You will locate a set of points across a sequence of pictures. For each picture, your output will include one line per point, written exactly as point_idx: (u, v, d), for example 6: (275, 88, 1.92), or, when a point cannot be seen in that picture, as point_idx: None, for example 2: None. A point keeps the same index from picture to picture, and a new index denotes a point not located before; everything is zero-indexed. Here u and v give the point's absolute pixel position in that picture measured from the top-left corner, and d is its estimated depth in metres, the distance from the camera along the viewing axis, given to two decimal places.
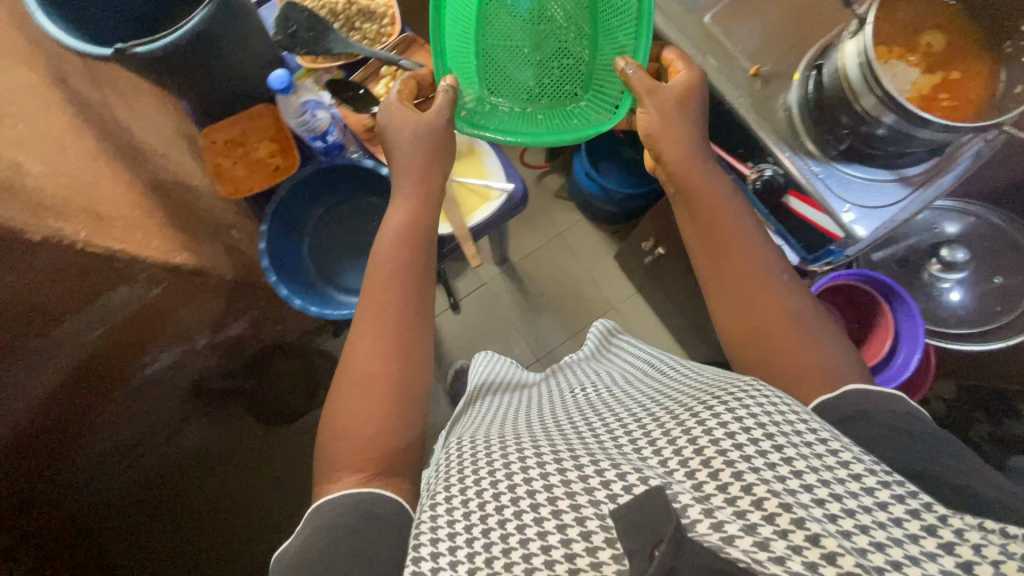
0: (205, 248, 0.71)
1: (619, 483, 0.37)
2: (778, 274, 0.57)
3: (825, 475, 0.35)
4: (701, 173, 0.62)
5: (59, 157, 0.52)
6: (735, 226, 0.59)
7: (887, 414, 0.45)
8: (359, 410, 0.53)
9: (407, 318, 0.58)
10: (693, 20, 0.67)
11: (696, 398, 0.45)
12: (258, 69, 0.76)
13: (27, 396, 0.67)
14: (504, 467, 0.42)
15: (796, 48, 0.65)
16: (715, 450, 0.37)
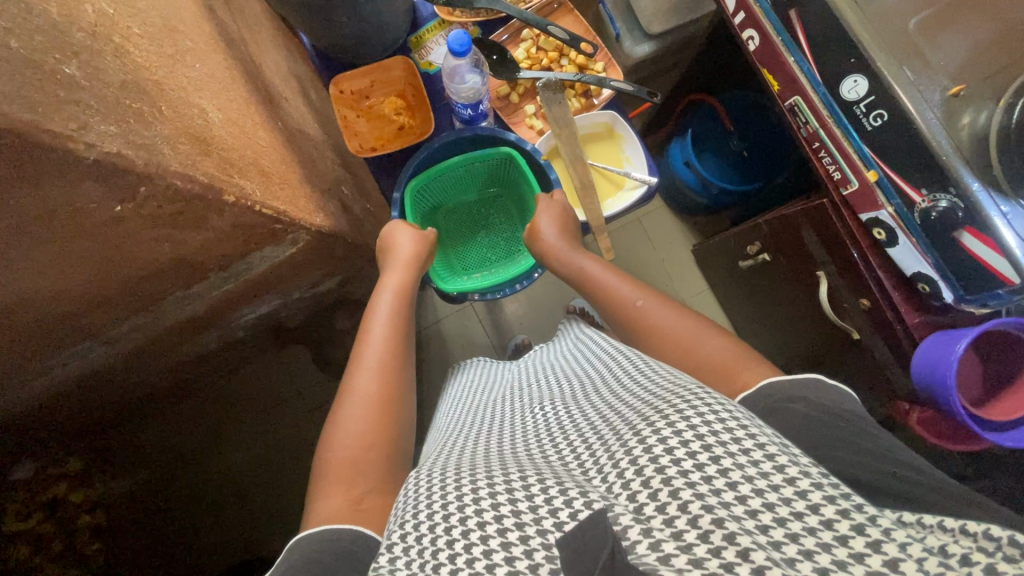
0: (331, 206, 0.67)
1: (565, 510, 0.36)
2: (711, 337, 0.58)
3: (759, 484, 0.35)
4: (641, 309, 0.63)
5: (227, 102, 0.48)
6: (669, 325, 0.60)
7: (821, 398, 0.48)
8: (344, 428, 0.55)
9: (389, 343, 0.63)
10: (897, 26, 0.62)
11: (641, 408, 0.43)
12: (398, 17, 0.70)
13: (140, 339, 0.64)
14: (456, 500, 0.39)
15: (1002, 73, 0.60)
16: (652, 466, 0.37)
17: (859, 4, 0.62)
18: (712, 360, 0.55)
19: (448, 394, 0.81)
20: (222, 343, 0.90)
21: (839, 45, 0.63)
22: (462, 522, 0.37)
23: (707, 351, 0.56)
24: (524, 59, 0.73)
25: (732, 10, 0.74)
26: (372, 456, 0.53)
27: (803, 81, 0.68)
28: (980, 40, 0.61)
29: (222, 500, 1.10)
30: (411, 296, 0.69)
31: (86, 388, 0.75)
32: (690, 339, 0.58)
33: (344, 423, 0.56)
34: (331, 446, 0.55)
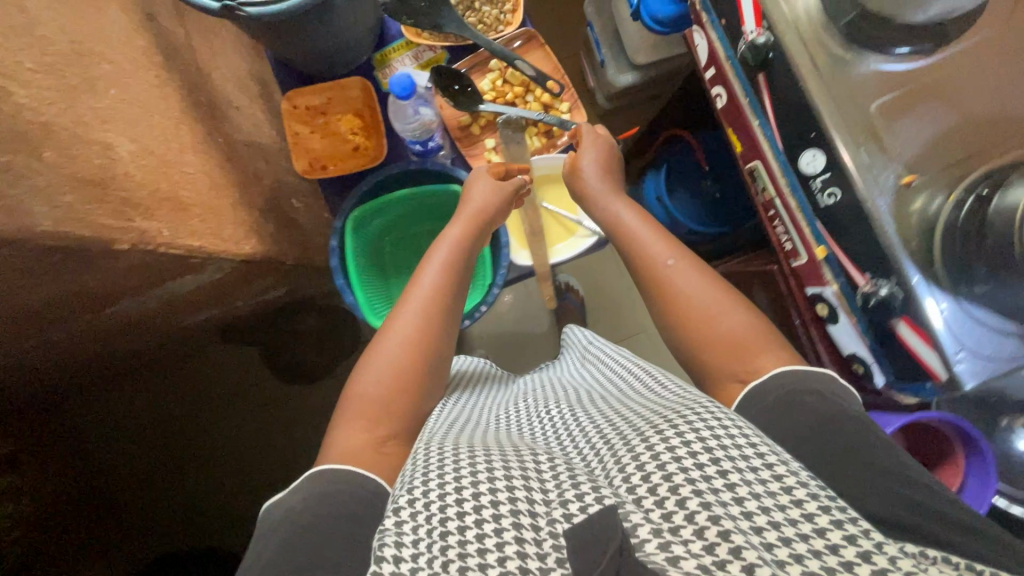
0: (270, 227, 0.65)
1: (575, 502, 0.34)
2: (737, 315, 0.56)
3: (765, 501, 0.33)
4: (680, 278, 0.60)
5: (149, 128, 0.46)
6: (692, 296, 0.59)
7: (840, 397, 0.47)
8: (373, 371, 0.55)
9: (436, 301, 0.60)
10: (859, 107, 0.60)
11: (650, 415, 0.42)
12: (360, 35, 0.67)
13: (56, 343, 0.62)
14: (470, 474, 0.37)
15: (958, 166, 0.58)
16: (660, 471, 0.35)
17: (823, 78, 0.60)
18: (731, 336, 0.55)
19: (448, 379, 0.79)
20: (160, 340, 0.88)
21: (801, 118, 0.62)
22: (474, 498, 0.35)
23: (728, 327, 0.56)
24: (489, 90, 0.71)
25: (703, 62, 0.72)
26: (399, 402, 0.54)
27: (766, 147, 0.67)
28: (942, 124, 0.58)
29: (156, 490, 1.09)
30: (467, 250, 0.63)
31: (15, 380, 0.74)
32: (708, 313, 0.58)
33: (370, 375, 0.55)
34: (352, 402, 0.53)
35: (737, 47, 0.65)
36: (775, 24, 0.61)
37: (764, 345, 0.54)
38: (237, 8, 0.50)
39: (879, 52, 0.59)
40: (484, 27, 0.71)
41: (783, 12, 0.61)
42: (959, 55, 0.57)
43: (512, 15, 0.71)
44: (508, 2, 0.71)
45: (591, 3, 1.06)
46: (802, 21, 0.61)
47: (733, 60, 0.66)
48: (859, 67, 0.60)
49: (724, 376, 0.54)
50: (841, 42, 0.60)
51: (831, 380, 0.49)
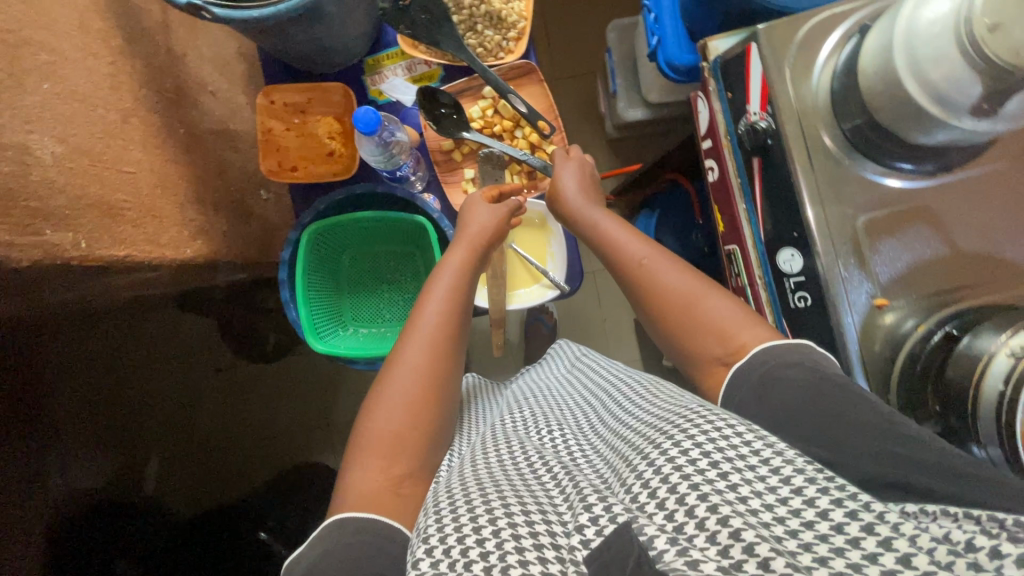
0: (223, 226, 0.62)
1: (590, 527, 0.34)
2: (718, 301, 0.54)
3: (767, 497, 0.34)
4: (664, 275, 0.57)
5: (81, 124, 0.44)
6: (676, 284, 0.56)
7: (817, 365, 0.46)
8: (380, 411, 0.51)
9: (447, 317, 0.57)
10: (847, 215, 0.57)
11: (644, 432, 0.43)
12: (349, 39, 0.64)
13: None
14: (486, 512, 0.37)
15: (935, 296, 0.56)
16: (665, 488, 0.36)
17: (817, 174, 0.57)
18: (716, 320, 0.53)
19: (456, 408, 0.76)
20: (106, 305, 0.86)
21: (788, 214, 0.59)
22: (494, 535, 0.35)
23: (716, 313, 0.53)
24: (477, 119, 0.68)
25: (702, 131, 0.69)
26: (416, 433, 0.51)
27: (748, 232, 0.64)
28: (926, 250, 0.56)
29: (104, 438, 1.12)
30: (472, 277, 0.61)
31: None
32: (689, 296, 0.55)
33: (379, 415, 0.51)
34: (363, 459, 0.49)
35: (738, 124, 0.62)
36: (779, 111, 0.58)
37: (744, 322, 0.52)
38: (202, 9, 0.46)
39: (875, 160, 0.57)
40: (485, 50, 0.68)
41: (790, 99, 0.58)
42: (950, 185, 0.56)
43: (514, 43, 0.68)
44: (513, 29, 0.68)
45: (614, 29, 1.01)
46: (809, 112, 0.58)
47: (732, 137, 0.64)
48: (855, 173, 0.57)
49: (708, 360, 0.53)
50: (841, 144, 0.58)
51: (804, 351, 0.47)
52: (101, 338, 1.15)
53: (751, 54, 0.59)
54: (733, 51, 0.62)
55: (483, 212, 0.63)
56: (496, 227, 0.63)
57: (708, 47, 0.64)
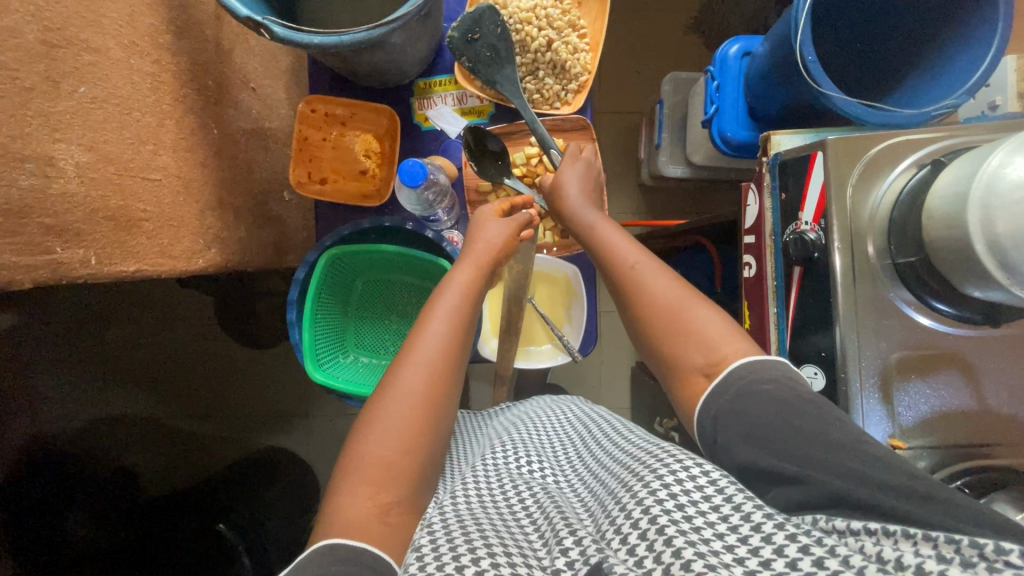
0: (240, 232, 0.59)
1: (566, 571, 0.34)
2: (706, 314, 0.49)
3: (728, 539, 0.34)
4: (656, 281, 0.53)
5: (114, 128, 0.41)
6: (664, 292, 0.52)
7: (789, 385, 0.44)
8: (373, 432, 0.47)
9: (450, 341, 0.52)
10: (880, 348, 0.55)
11: (622, 473, 0.43)
12: (404, 63, 0.61)
13: None
14: (469, 550, 0.35)
15: (954, 443, 0.55)
16: (637, 535, 0.36)
17: (857, 296, 0.56)
18: (698, 332, 0.48)
19: None
20: None
21: (819, 331, 0.57)
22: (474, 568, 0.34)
23: (701, 325, 0.49)
24: (520, 165, 0.66)
25: (747, 224, 0.67)
26: (410, 462, 0.47)
27: (774, 338, 0.63)
28: (952, 396, 0.55)
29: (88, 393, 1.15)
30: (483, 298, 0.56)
31: None
32: (676, 304, 0.51)
33: (374, 433, 0.47)
34: (340, 486, 0.46)
35: (786, 230, 0.60)
36: (832, 227, 0.56)
37: (725, 337, 0.48)
38: (262, 26, 0.44)
39: (918, 298, 0.55)
40: (541, 96, 0.65)
41: (844, 215, 0.56)
42: (984, 338, 0.55)
43: (573, 96, 0.66)
44: (574, 81, 0.65)
45: (669, 80, 0.99)
46: (863, 232, 0.56)
47: (776, 240, 0.62)
48: (894, 305, 0.56)
49: (685, 369, 0.48)
50: (888, 274, 0.56)
51: (781, 374, 0.44)
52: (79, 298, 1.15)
53: (815, 161, 0.57)
54: (795, 152, 0.59)
55: (491, 229, 0.59)
56: (507, 245, 0.59)
57: (771, 139, 0.62)
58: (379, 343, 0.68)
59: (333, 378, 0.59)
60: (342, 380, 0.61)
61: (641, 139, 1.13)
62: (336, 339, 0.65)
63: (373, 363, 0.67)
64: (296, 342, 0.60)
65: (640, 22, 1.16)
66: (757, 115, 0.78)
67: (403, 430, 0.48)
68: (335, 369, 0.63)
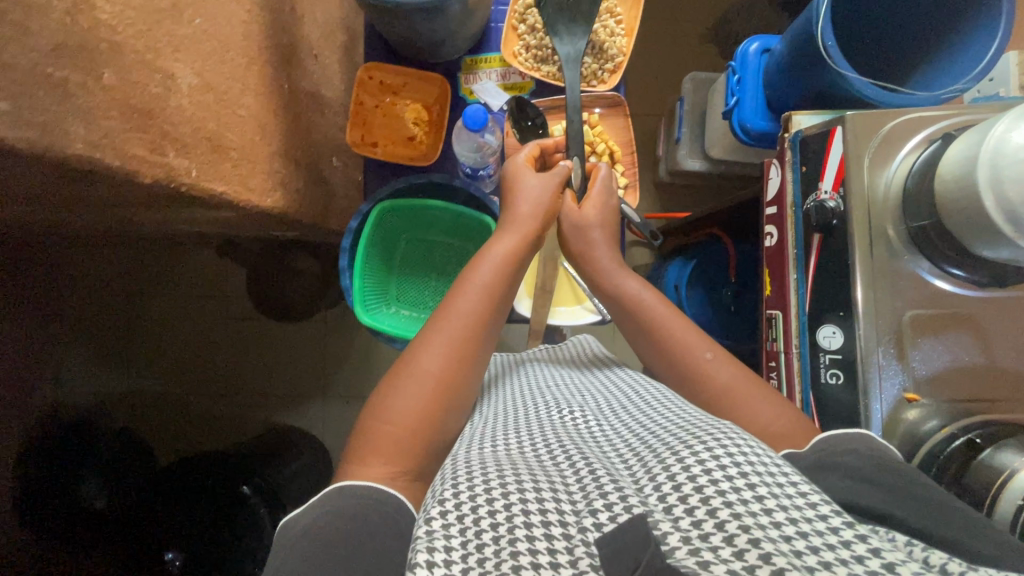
0: (299, 183, 0.64)
1: (604, 513, 0.36)
2: (771, 407, 0.50)
3: (794, 516, 0.33)
4: (722, 373, 0.54)
5: (216, 62, 0.46)
6: (729, 382, 0.53)
7: (872, 456, 0.44)
8: (412, 392, 0.50)
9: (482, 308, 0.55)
10: (897, 308, 0.59)
11: (675, 437, 0.42)
12: (458, 37, 0.67)
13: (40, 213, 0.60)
14: (501, 488, 0.38)
15: (964, 401, 0.59)
16: (692, 490, 0.35)
17: (874, 261, 0.60)
18: (764, 426, 0.49)
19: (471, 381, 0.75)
20: (142, 233, 0.85)
21: (839, 293, 0.61)
22: (505, 506, 0.37)
23: (762, 414, 0.50)
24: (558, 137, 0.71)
25: (769, 198, 0.71)
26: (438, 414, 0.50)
27: (792, 303, 0.67)
28: (963, 355, 0.59)
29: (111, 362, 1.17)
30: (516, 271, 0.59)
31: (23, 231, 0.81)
32: (744, 398, 0.51)
33: (408, 382, 0.50)
34: (383, 416, 0.49)
35: (806, 200, 0.65)
36: (850, 194, 0.60)
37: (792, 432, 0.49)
38: None
39: (933, 264, 0.59)
40: (579, 74, 0.71)
41: (861, 185, 0.61)
42: (994, 301, 0.59)
43: (608, 76, 0.71)
44: (611, 62, 0.70)
45: (690, 80, 1.05)
46: (880, 202, 0.61)
47: (797, 211, 0.66)
48: (910, 270, 0.60)
49: None
50: (903, 241, 0.60)
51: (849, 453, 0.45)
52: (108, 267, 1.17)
53: (835, 136, 0.62)
54: (815, 129, 0.64)
55: (530, 182, 0.62)
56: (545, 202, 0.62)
57: (791, 119, 0.68)
58: (417, 297, 0.73)
59: (380, 323, 0.63)
60: (388, 326, 0.65)
61: (660, 135, 1.18)
62: (379, 290, 0.69)
63: (413, 314, 0.71)
64: (345, 287, 0.64)
65: (661, 28, 1.23)
66: (775, 106, 0.84)
67: (436, 386, 0.51)
68: (380, 317, 0.67)
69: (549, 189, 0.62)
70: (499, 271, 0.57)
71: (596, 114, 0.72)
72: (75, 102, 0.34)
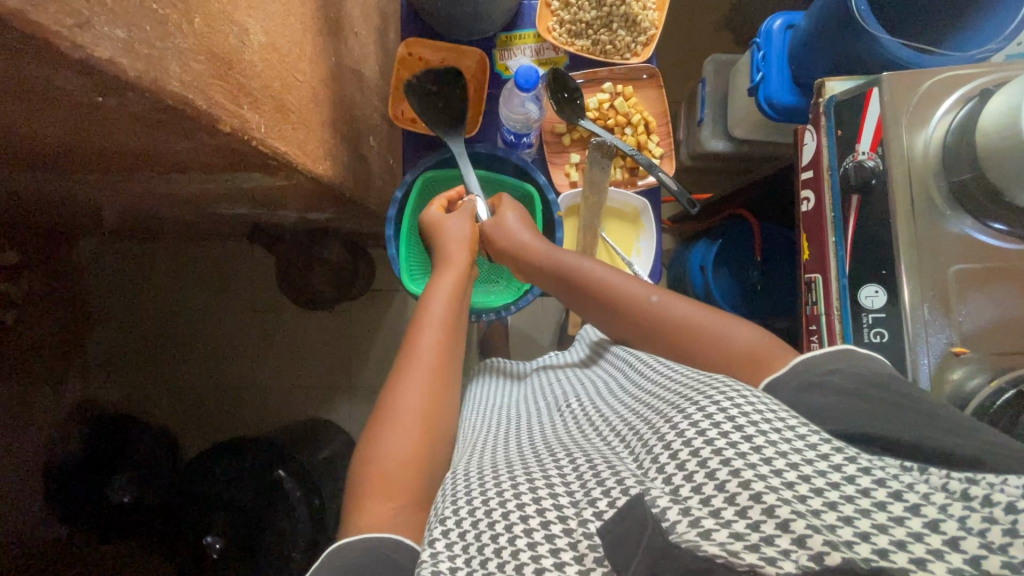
0: (344, 156, 0.65)
1: (602, 500, 0.36)
2: (742, 331, 0.52)
3: (794, 459, 0.32)
4: (681, 311, 0.55)
5: (282, 26, 0.47)
6: (692, 319, 0.54)
7: (855, 373, 0.44)
8: (399, 418, 0.51)
9: (445, 331, 0.58)
10: (941, 264, 0.60)
11: (669, 399, 0.42)
12: (496, 12, 0.68)
13: (94, 189, 0.61)
14: (495, 499, 0.39)
15: (1011, 354, 0.59)
16: (688, 450, 0.35)
17: (916, 218, 0.61)
18: (739, 351, 0.50)
19: (475, 380, 0.75)
20: (181, 219, 0.86)
21: (882, 252, 0.62)
22: (503, 517, 0.37)
23: (733, 339, 0.51)
24: (595, 109, 0.73)
25: (804, 163, 0.72)
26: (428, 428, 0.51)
27: (832, 265, 0.66)
28: (1009, 309, 0.59)
29: (139, 355, 1.17)
30: (462, 291, 0.62)
31: (65, 216, 0.81)
32: (714, 329, 0.52)
33: (391, 413, 0.51)
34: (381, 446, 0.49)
35: (843, 162, 0.66)
36: (889, 154, 0.61)
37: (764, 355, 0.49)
38: None
39: (977, 220, 0.60)
40: (613, 47, 0.72)
41: (899, 145, 0.62)
42: None
43: (642, 49, 0.73)
44: (643, 35, 0.72)
45: (711, 62, 1.06)
46: (920, 161, 0.62)
47: (834, 173, 0.66)
48: (955, 227, 0.60)
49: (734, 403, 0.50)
50: (944, 196, 0.61)
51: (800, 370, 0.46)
52: (138, 261, 1.17)
53: (871, 98, 0.63)
54: (850, 93, 0.65)
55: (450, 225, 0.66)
56: (470, 237, 0.67)
57: (824, 85, 0.68)
58: None
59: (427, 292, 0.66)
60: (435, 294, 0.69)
61: (682, 120, 1.19)
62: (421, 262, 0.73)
63: None
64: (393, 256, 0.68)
65: (680, 16, 1.25)
66: (802, 80, 0.84)
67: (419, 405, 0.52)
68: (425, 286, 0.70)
69: (470, 223, 0.67)
70: (448, 303, 0.60)
71: (630, 86, 0.74)
72: (173, 42, 0.34)
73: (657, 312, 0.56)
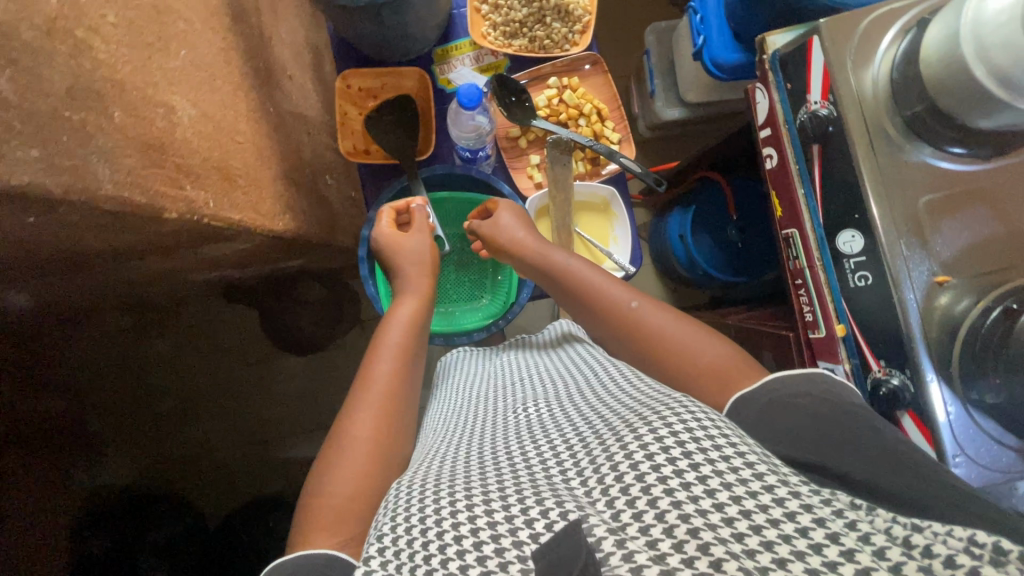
0: (303, 203, 0.63)
1: (539, 521, 0.32)
2: (715, 342, 0.51)
3: (736, 492, 0.30)
4: (656, 320, 0.54)
5: (210, 93, 0.46)
6: (662, 330, 0.53)
7: (823, 397, 0.43)
8: (335, 472, 0.46)
9: (397, 370, 0.55)
10: (908, 199, 0.60)
11: (626, 415, 0.38)
12: (427, 28, 0.66)
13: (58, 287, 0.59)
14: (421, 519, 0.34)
15: (989, 275, 0.60)
16: (632, 473, 0.32)
17: (878, 159, 0.61)
18: (707, 364, 0.49)
19: (438, 374, 0.71)
20: (156, 293, 0.84)
21: (850, 197, 0.62)
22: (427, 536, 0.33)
23: (703, 351, 0.50)
24: (545, 106, 0.73)
25: (760, 122, 0.72)
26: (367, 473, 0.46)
27: (805, 219, 0.67)
28: (980, 231, 0.60)
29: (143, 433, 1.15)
30: (423, 330, 0.61)
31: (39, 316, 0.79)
32: (683, 344, 0.51)
33: (335, 458, 0.47)
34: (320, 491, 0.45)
35: (798, 115, 0.66)
36: (840, 99, 0.61)
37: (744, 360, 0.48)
38: None
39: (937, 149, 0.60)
40: (550, 41, 0.71)
41: (849, 89, 0.61)
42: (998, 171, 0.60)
43: (579, 38, 0.72)
44: (577, 23, 0.71)
45: (652, 32, 1.06)
46: (872, 99, 0.61)
47: (791, 127, 0.67)
48: (917, 159, 0.61)
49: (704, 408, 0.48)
50: (900, 130, 0.61)
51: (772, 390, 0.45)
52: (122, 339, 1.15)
53: (813, 47, 0.63)
54: (793, 45, 0.65)
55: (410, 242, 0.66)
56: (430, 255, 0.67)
57: (767, 40, 0.68)
58: None
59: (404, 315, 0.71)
60: None
61: (635, 93, 1.19)
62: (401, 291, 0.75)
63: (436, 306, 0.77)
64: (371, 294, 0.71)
65: None
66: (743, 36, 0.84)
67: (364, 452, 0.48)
68: None
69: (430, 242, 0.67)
70: (406, 335, 0.59)
71: (575, 77, 0.74)
72: (94, 143, 0.33)
73: (631, 323, 0.54)
